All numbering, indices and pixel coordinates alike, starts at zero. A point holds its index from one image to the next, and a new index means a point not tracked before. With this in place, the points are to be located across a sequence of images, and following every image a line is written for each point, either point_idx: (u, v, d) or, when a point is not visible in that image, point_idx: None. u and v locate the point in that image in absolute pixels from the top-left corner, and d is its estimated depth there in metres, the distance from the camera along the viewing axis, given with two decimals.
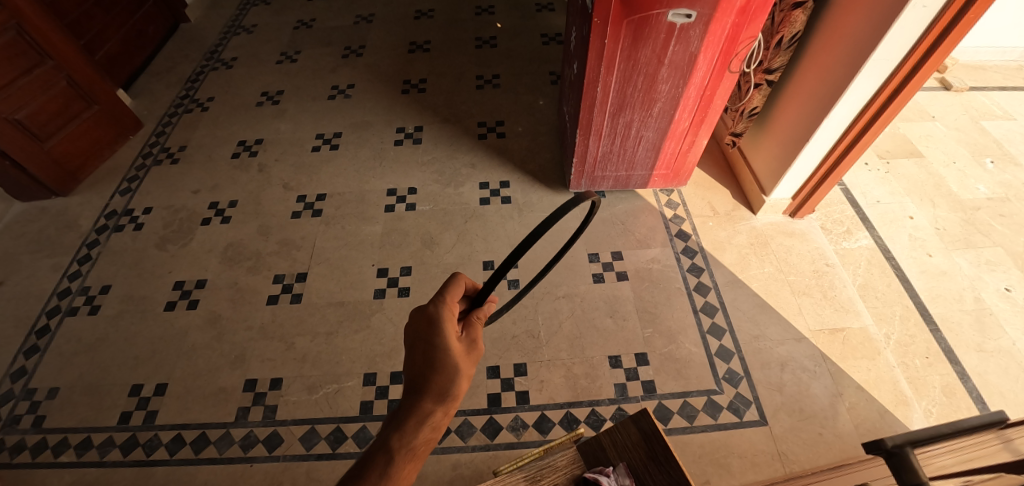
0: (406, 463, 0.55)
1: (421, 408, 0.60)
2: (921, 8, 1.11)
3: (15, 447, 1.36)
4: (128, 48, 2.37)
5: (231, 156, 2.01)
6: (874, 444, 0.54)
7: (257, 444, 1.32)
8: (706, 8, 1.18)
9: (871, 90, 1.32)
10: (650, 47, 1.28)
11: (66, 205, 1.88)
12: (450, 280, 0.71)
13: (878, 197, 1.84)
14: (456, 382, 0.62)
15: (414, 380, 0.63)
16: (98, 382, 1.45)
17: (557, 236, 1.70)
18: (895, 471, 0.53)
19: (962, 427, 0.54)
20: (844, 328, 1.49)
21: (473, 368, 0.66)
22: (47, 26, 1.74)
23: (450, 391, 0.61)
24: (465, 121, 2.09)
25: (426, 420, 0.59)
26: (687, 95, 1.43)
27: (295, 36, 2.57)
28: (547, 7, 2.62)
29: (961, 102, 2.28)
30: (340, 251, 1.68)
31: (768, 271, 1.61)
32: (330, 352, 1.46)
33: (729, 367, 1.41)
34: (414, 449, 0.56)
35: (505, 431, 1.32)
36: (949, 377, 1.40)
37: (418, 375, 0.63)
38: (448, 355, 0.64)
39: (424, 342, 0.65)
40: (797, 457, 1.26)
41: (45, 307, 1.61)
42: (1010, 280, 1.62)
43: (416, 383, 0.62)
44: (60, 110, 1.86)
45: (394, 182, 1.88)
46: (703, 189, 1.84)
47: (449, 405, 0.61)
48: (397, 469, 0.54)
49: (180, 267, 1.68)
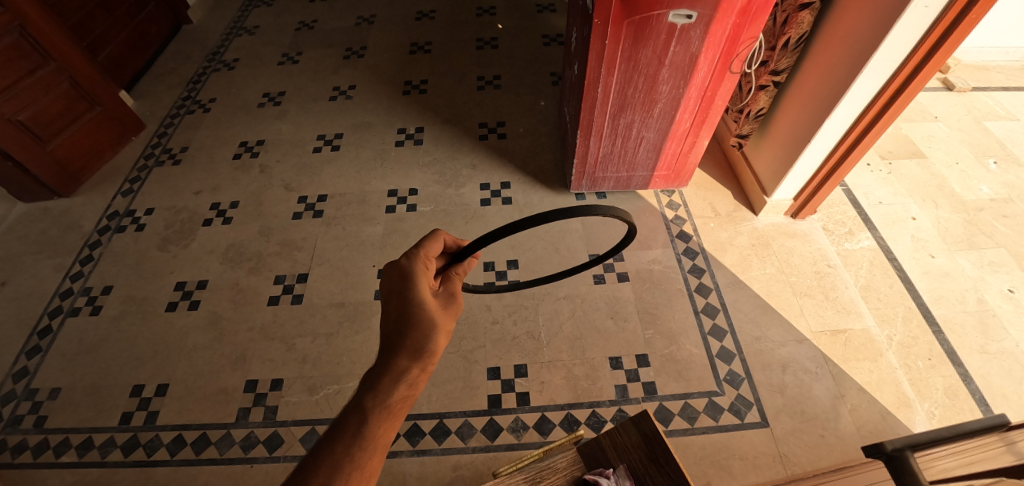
0: (382, 421, 0.57)
1: (395, 366, 0.60)
2: (922, 8, 1.11)
3: (17, 447, 1.36)
4: (131, 50, 2.38)
5: (233, 156, 2.02)
6: (874, 447, 0.54)
7: (258, 444, 1.32)
8: (707, 8, 1.17)
9: (872, 91, 1.32)
10: (651, 48, 1.28)
11: (68, 206, 1.89)
12: (432, 235, 0.70)
13: (880, 197, 1.83)
14: (433, 339, 0.62)
15: (388, 337, 0.63)
16: (100, 383, 1.45)
17: (558, 236, 1.70)
18: (895, 474, 0.53)
19: (963, 431, 0.55)
20: (846, 329, 1.48)
21: (452, 323, 0.66)
22: (50, 28, 1.75)
23: (426, 348, 0.61)
24: (466, 122, 2.09)
25: (402, 378, 0.60)
26: (688, 96, 1.42)
27: (296, 37, 2.57)
28: (548, 8, 2.62)
29: (964, 103, 2.27)
30: (341, 252, 1.68)
31: (769, 272, 1.60)
32: (331, 352, 1.46)
33: (731, 368, 1.40)
34: (389, 408, 0.57)
35: (505, 433, 1.31)
36: (952, 378, 1.39)
37: (394, 332, 0.63)
38: (424, 312, 0.64)
39: (397, 297, 0.65)
40: (799, 459, 1.26)
41: (48, 307, 1.61)
42: (1013, 281, 1.61)
43: (392, 340, 0.62)
44: (63, 111, 1.86)
45: (395, 183, 1.88)
46: (704, 190, 1.84)
47: (426, 362, 0.61)
48: (370, 429, 0.56)
49: (182, 267, 1.68)
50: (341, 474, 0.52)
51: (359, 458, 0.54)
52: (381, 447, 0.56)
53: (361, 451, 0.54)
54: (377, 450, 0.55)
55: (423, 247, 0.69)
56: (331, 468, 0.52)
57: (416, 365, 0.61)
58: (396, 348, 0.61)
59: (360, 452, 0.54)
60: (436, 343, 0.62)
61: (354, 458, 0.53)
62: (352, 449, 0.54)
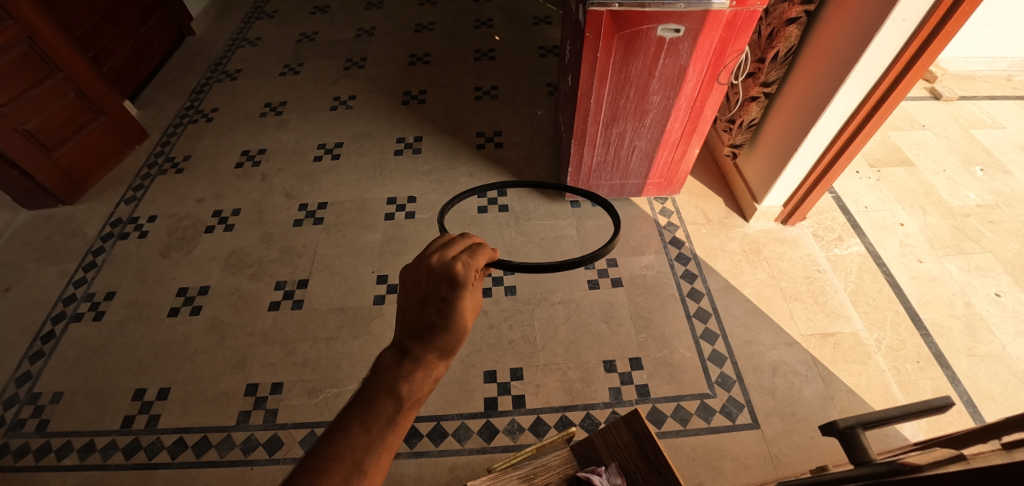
0: (409, 410, 0.55)
1: (426, 358, 0.57)
2: (899, 22, 1.16)
3: (19, 450, 1.38)
4: (135, 61, 2.43)
5: (235, 165, 2.06)
6: (829, 426, 0.61)
7: (258, 447, 1.34)
8: (694, 23, 1.23)
9: (856, 100, 1.36)
10: (641, 61, 1.33)
11: (72, 213, 1.92)
12: (478, 248, 0.67)
13: (868, 204, 1.88)
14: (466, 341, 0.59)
15: (421, 329, 0.59)
16: (102, 386, 1.47)
17: (554, 243, 1.73)
18: (848, 449, 0.60)
19: (909, 411, 0.56)
20: (835, 332, 1.51)
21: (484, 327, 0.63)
22: (58, 40, 1.81)
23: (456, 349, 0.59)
24: (464, 131, 2.13)
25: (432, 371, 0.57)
26: (679, 106, 1.47)
27: (298, 48, 2.63)
28: (545, 20, 2.68)
29: (950, 112, 2.33)
30: (340, 259, 1.71)
31: (759, 277, 1.64)
32: (330, 357, 1.49)
33: (721, 371, 1.43)
34: (418, 400, 0.55)
35: (501, 435, 1.34)
36: (939, 380, 1.42)
37: (427, 328, 0.58)
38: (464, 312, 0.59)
39: (438, 297, 0.60)
40: (789, 460, 1.28)
41: (51, 313, 1.64)
42: (1000, 285, 1.65)
43: (423, 331, 0.59)
44: (69, 120, 1.91)
45: (394, 190, 1.92)
46: (696, 197, 1.88)
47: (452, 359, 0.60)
48: (402, 417, 0.54)
49: (183, 274, 1.71)
50: (374, 454, 0.50)
51: (390, 440, 0.52)
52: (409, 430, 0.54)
53: (395, 435, 0.52)
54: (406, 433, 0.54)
55: (446, 245, 0.66)
56: (365, 445, 0.50)
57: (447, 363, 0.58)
58: (430, 340, 0.58)
59: (393, 435, 0.52)
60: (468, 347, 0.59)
61: (387, 440, 0.52)
62: (386, 433, 0.52)
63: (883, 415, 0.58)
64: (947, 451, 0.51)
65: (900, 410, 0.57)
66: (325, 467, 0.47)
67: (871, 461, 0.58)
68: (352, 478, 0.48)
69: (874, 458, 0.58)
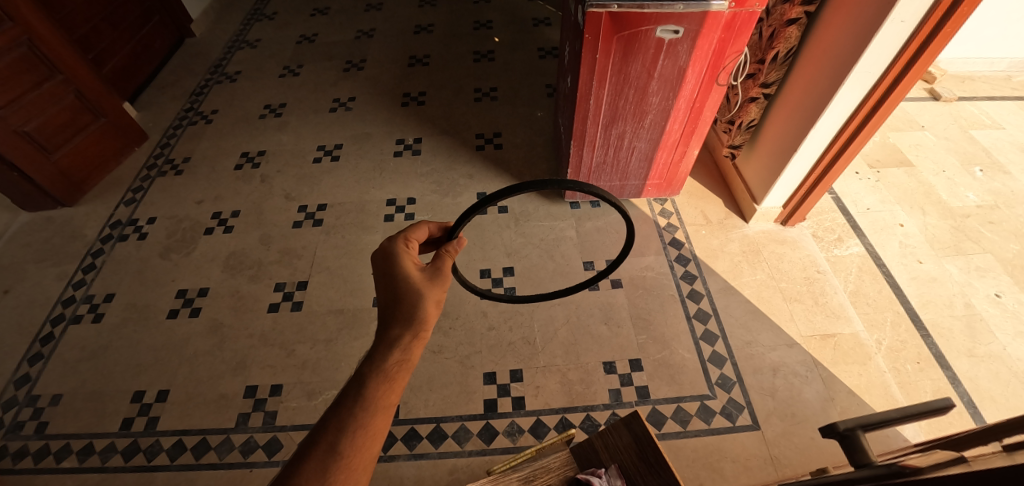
0: (379, 385, 0.61)
1: (388, 336, 0.65)
2: (898, 23, 1.16)
3: (18, 452, 1.38)
4: (134, 63, 2.43)
5: (235, 167, 2.06)
6: (828, 428, 0.61)
7: (256, 449, 1.34)
8: (693, 24, 1.23)
9: (855, 101, 1.36)
10: (640, 62, 1.33)
11: (71, 215, 1.92)
12: (411, 224, 0.77)
13: (868, 205, 1.88)
14: (422, 307, 0.67)
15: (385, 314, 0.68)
16: (102, 388, 1.47)
17: (554, 244, 1.73)
18: (847, 450, 0.60)
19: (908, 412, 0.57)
20: (835, 333, 1.51)
21: (441, 292, 0.69)
22: (58, 42, 1.81)
23: (416, 316, 0.66)
24: (463, 133, 2.13)
25: (396, 344, 0.64)
26: (678, 107, 1.47)
27: (298, 50, 2.63)
28: (544, 22, 2.68)
29: (950, 112, 2.33)
30: (339, 261, 1.71)
31: (759, 278, 1.64)
32: (330, 358, 1.49)
33: (722, 372, 1.43)
34: (386, 376, 0.61)
35: (500, 437, 1.33)
36: (940, 381, 1.42)
37: (388, 309, 0.68)
38: (411, 286, 0.68)
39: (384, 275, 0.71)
40: (789, 461, 1.28)
41: (50, 315, 1.64)
42: (1000, 286, 1.65)
43: (388, 315, 0.67)
44: (69, 122, 1.91)
45: (394, 192, 1.92)
46: (695, 198, 1.88)
47: (418, 329, 0.66)
48: (371, 399, 0.59)
49: (183, 276, 1.71)
50: (347, 434, 0.56)
51: (361, 418, 0.58)
52: (382, 408, 0.59)
53: (364, 413, 0.58)
54: (378, 410, 0.59)
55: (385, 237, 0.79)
56: (337, 428, 0.57)
57: (410, 334, 0.65)
58: (390, 321, 0.67)
59: (363, 413, 0.58)
60: (425, 311, 0.66)
61: (358, 419, 0.58)
62: (355, 411, 0.58)
63: (882, 416, 0.58)
64: (948, 453, 0.50)
65: (899, 411, 0.57)
66: (301, 452, 0.54)
67: (871, 462, 0.58)
68: (326, 459, 0.54)
69: (874, 460, 0.58)
